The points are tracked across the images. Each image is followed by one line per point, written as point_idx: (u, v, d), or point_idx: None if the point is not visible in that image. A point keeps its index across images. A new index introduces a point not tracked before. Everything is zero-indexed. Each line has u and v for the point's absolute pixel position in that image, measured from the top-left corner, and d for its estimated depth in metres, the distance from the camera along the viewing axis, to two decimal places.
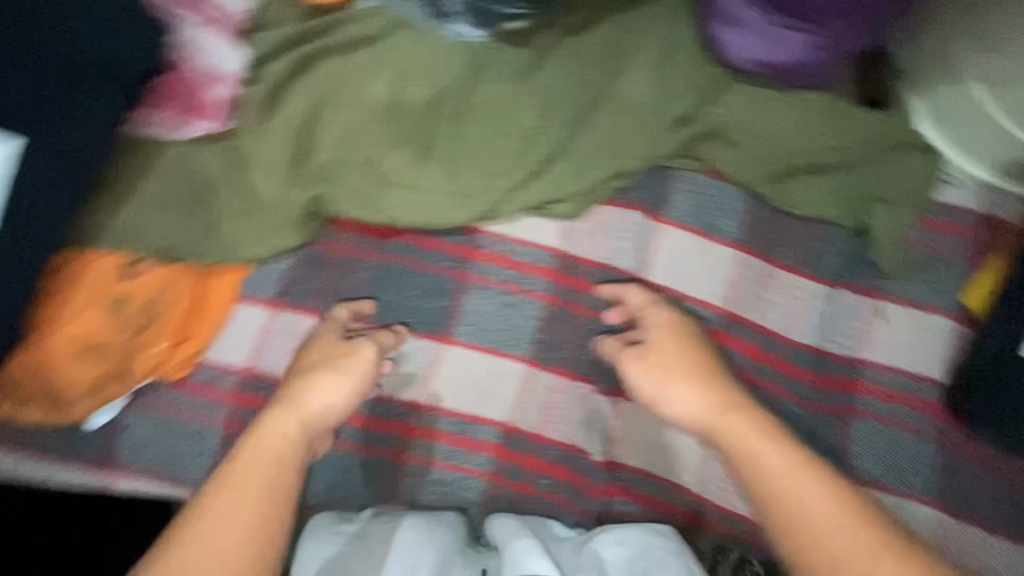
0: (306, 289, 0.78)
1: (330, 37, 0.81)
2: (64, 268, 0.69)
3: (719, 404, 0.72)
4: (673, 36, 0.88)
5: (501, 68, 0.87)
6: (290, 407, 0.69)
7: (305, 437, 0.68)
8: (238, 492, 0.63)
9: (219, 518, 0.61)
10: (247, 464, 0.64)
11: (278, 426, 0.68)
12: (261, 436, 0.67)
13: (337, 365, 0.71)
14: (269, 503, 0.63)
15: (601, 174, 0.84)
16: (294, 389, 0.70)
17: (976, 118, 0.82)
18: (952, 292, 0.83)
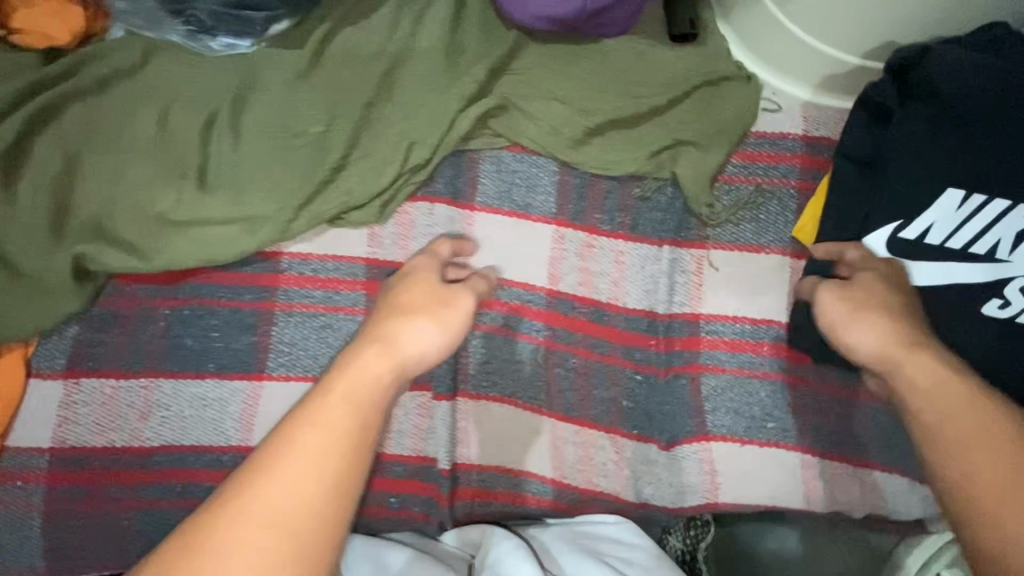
0: (104, 350, 0.75)
1: (72, 80, 0.75)
2: None
3: (896, 323, 0.63)
4: (454, 9, 0.82)
5: (276, 74, 0.80)
6: (384, 345, 0.60)
7: (398, 381, 0.59)
8: (334, 434, 0.52)
9: (301, 456, 0.50)
10: (354, 405, 0.54)
11: (371, 366, 0.58)
12: (349, 369, 0.57)
13: (450, 316, 0.65)
14: (357, 451, 0.52)
15: (397, 169, 0.78)
16: (395, 331, 0.62)
17: (778, 38, 0.77)
18: (782, 226, 0.78)
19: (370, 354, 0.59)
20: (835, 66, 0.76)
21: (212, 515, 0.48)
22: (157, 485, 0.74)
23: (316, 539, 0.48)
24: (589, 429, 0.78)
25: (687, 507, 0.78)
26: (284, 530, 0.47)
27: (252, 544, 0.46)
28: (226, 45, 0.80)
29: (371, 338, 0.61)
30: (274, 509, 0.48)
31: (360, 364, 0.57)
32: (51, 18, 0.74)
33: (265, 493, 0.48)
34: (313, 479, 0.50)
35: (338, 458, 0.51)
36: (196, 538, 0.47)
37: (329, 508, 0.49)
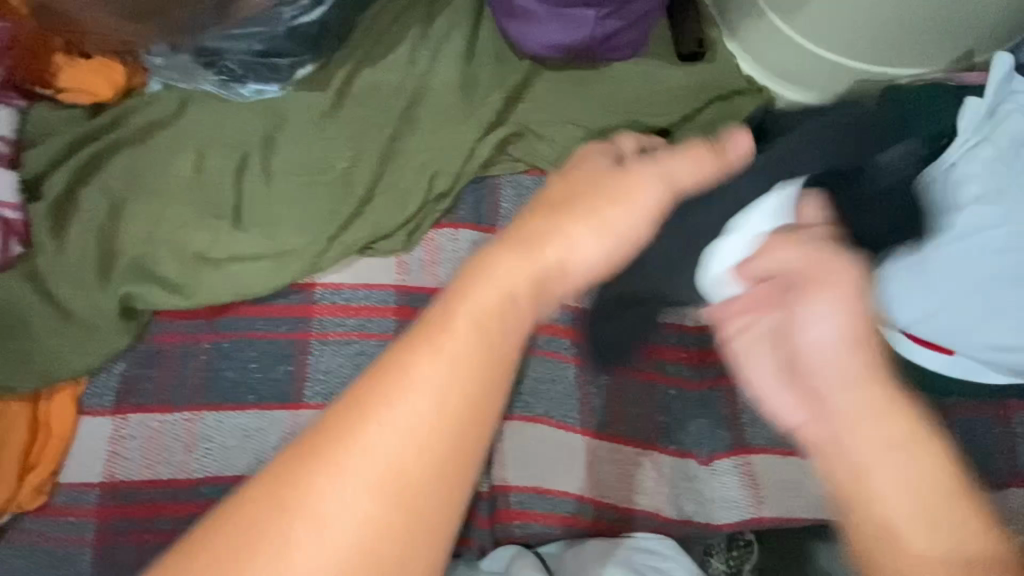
0: (139, 389, 0.76)
1: (118, 131, 0.80)
2: None
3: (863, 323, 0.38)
4: (469, 43, 0.87)
5: (305, 115, 0.85)
6: (536, 247, 0.37)
7: (538, 300, 0.37)
8: (472, 364, 0.33)
9: (414, 396, 0.32)
10: (491, 330, 0.34)
11: (512, 273, 0.36)
12: (477, 280, 0.35)
13: (616, 221, 0.39)
14: (480, 403, 0.33)
15: (424, 197, 0.81)
16: (547, 229, 0.38)
17: (783, 51, 0.79)
18: None
19: (512, 256, 0.36)
20: (846, 75, 0.78)
21: (286, 471, 0.31)
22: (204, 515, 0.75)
23: (445, 510, 0.32)
24: (623, 444, 0.78)
25: (732, 523, 0.75)
26: (398, 496, 0.31)
27: (358, 505, 0.30)
28: (256, 90, 0.85)
29: (512, 237, 0.37)
30: (377, 468, 0.31)
31: (498, 272, 0.35)
32: (97, 76, 0.81)
33: (368, 437, 0.31)
34: (438, 429, 0.32)
35: (462, 413, 0.32)
36: (275, 489, 0.31)
37: (464, 468, 0.32)
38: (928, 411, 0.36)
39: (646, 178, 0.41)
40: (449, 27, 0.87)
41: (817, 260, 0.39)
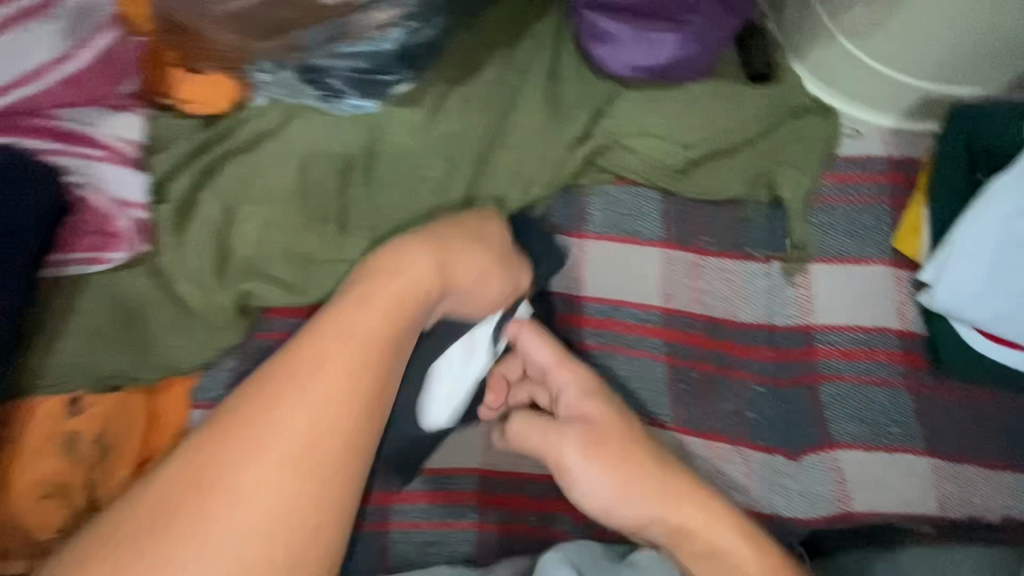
0: (233, 387, 0.77)
1: (230, 140, 0.84)
2: (12, 418, 0.67)
3: (623, 472, 0.71)
4: (554, 64, 0.94)
5: (401, 128, 0.90)
6: (387, 273, 0.66)
7: (430, 296, 0.67)
8: (367, 335, 0.62)
9: (280, 406, 0.57)
10: (390, 323, 0.63)
11: (386, 289, 0.65)
12: (361, 310, 0.63)
13: (502, 271, 0.72)
14: (368, 383, 0.60)
15: (517, 206, 0.88)
16: (456, 246, 0.69)
17: (856, 73, 0.85)
18: (884, 239, 0.83)
19: (413, 253, 0.67)
20: (918, 94, 0.83)
21: (201, 451, 0.56)
22: None
23: (351, 430, 0.58)
24: (715, 440, 0.80)
25: (817, 516, 0.79)
26: (352, 397, 0.59)
27: (255, 470, 0.55)
28: (354, 106, 0.89)
29: (422, 239, 0.69)
30: (313, 397, 0.58)
31: (401, 277, 0.66)
32: (212, 89, 0.84)
33: (304, 378, 0.58)
34: (350, 372, 0.59)
35: (353, 393, 0.59)
36: (220, 449, 0.56)
37: (361, 399, 0.59)
38: (690, 474, 0.73)
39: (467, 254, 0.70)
40: (533, 53, 0.94)
41: (554, 431, 0.73)
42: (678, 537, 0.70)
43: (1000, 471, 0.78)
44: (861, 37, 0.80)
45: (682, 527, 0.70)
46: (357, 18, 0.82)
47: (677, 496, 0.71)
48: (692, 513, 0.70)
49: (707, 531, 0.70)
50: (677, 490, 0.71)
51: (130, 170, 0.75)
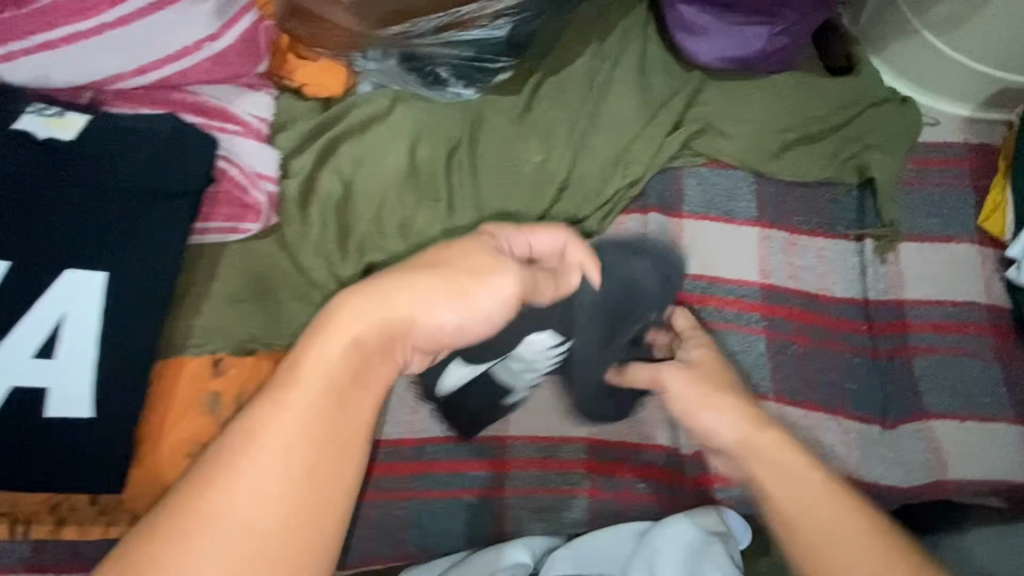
0: None
1: (346, 122, 0.88)
2: (159, 381, 0.69)
3: (745, 411, 0.59)
4: (643, 54, 0.98)
5: (501, 114, 0.94)
6: (332, 318, 0.53)
7: (381, 351, 0.53)
8: (314, 406, 0.50)
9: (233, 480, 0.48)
10: (348, 372, 0.52)
11: (331, 338, 0.52)
12: (314, 357, 0.52)
13: (467, 290, 0.55)
14: (332, 442, 0.50)
15: (617, 185, 0.91)
16: (384, 282, 0.54)
17: (935, 65, 0.90)
18: (966, 220, 0.88)
19: (354, 312, 0.53)
20: (995, 83, 0.88)
21: (137, 548, 0.45)
22: (431, 473, 0.82)
23: (318, 501, 0.49)
24: (814, 410, 0.83)
25: (914, 485, 0.81)
26: (305, 479, 0.49)
27: (206, 563, 0.45)
28: (454, 94, 0.94)
29: (359, 290, 0.54)
30: (261, 489, 0.48)
31: (348, 318, 0.52)
32: (328, 74, 0.90)
33: (246, 466, 0.48)
34: (304, 451, 0.49)
35: (316, 452, 0.49)
36: (159, 546, 0.45)
37: (317, 480, 0.49)
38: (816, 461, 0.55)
39: (424, 275, 0.55)
40: (622, 43, 0.98)
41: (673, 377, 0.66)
42: (752, 458, 0.56)
43: None
44: (945, 30, 0.86)
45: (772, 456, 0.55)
46: (471, 10, 0.84)
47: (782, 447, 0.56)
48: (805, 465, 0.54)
49: (809, 497, 0.52)
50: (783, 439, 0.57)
51: (264, 146, 0.78)
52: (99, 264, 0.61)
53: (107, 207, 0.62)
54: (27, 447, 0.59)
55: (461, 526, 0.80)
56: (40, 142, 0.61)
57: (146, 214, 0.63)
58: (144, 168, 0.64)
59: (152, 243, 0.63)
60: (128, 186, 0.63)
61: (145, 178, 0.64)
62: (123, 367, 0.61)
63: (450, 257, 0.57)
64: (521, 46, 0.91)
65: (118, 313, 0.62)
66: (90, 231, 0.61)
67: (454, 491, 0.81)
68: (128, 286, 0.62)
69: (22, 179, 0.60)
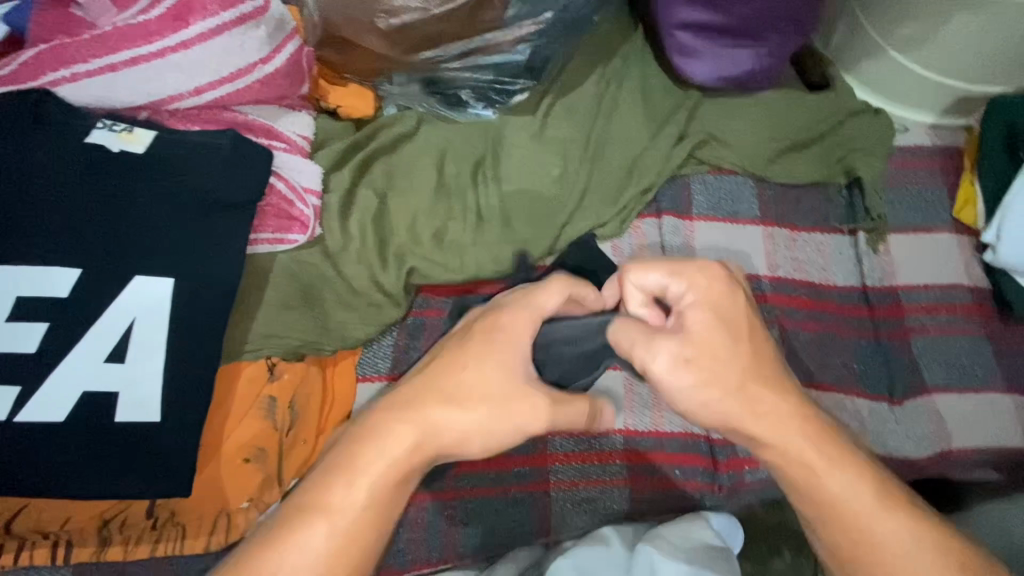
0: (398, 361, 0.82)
1: (378, 139, 0.94)
2: (219, 383, 0.74)
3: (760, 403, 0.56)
4: (644, 75, 1.08)
5: (519, 131, 1.01)
6: (377, 441, 0.51)
7: (420, 467, 0.52)
8: (325, 535, 0.48)
9: None
10: (379, 502, 0.50)
11: (373, 463, 0.50)
12: (347, 479, 0.50)
13: (511, 407, 0.54)
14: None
15: (632, 194, 0.98)
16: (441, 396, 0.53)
17: (902, 79, 1.02)
18: (943, 212, 0.98)
19: (396, 440, 0.51)
20: (955, 94, 1.01)
21: None
22: (473, 473, 0.80)
23: None
24: (829, 390, 0.89)
25: (921, 456, 0.87)
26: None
27: None
28: (475, 114, 1.01)
29: (412, 408, 0.52)
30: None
31: (389, 446, 0.51)
32: (360, 98, 0.96)
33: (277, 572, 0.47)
34: (336, 546, 0.48)
35: None
36: None
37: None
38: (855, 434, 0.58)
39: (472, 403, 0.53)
40: (624, 67, 1.08)
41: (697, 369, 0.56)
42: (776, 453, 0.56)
43: None
44: (907, 48, 0.98)
45: (810, 469, 0.54)
46: (494, 36, 0.92)
47: (825, 454, 0.55)
48: (837, 485, 0.54)
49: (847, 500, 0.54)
50: (834, 446, 0.55)
51: (309, 162, 0.82)
52: (165, 272, 0.63)
53: (172, 219, 0.65)
54: (101, 448, 0.60)
55: (508, 524, 0.80)
56: (115, 155, 0.65)
57: (208, 224, 0.66)
58: (206, 182, 0.67)
59: (214, 251, 0.66)
60: (199, 195, 0.67)
61: (216, 187, 0.67)
62: (186, 373, 0.62)
63: (495, 359, 0.55)
64: (537, 69, 0.99)
65: (181, 320, 0.63)
66: (156, 240, 0.64)
67: (493, 490, 0.80)
68: (189, 293, 0.64)
69: (97, 192, 0.64)
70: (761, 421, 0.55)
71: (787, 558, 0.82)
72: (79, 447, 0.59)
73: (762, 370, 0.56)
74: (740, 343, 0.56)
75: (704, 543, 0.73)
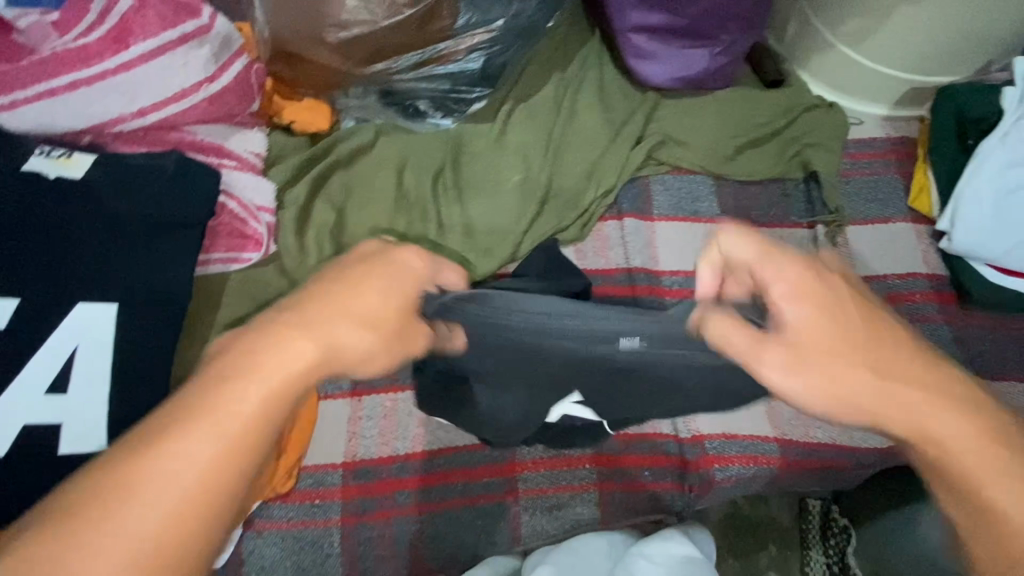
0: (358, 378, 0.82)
1: (334, 153, 0.93)
2: None
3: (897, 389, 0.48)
4: (602, 78, 1.08)
5: (478, 139, 1.01)
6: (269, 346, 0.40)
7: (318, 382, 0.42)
8: (184, 470, 0.36)
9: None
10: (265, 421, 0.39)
11: (262, 370, 0.40)
12: (221, 394, 0.38)
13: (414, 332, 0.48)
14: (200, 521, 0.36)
15: (593, 196, 0.98)
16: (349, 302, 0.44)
17: (853, 73, 1.03)
18: (899, 202, 1.00)
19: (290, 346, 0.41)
20: (904, 86, 1.03)
21: None
22: (441, 486, 0.79)
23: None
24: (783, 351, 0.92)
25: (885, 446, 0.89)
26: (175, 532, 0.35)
27: None
28: (434, 124, 1.01)
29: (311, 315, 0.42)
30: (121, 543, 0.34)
31: (277, 354, 0.40)
32: (315, 113, 0.96)
33: (111, 521, 0.34)
34: (190, 486, 0.36)
35: (179, 531, 0.35)
36: None
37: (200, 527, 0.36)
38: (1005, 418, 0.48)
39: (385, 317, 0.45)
40: (581, 72, 1.08)
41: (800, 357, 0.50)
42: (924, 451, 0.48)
43: None
44: (856, 43, 0.99)
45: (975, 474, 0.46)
46: (447, 46, 0.91)
47: (998, 458, 0.46)
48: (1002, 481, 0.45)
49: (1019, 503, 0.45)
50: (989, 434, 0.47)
51: (261, 179, 0.81)
52: (109, 298, 0.62)
53: (116, 243, 0.64)
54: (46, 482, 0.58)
55: (478, 534, 0.79)
56: (51, 181, 0.64)
57: (154, 247, 0.65)
58: (150, 204, 0.66)
59: (162, 275, 0.65)
60: (142, 217, 0.66)
61: (160, 208, 0.66)
62: (137, 400, 0.62)
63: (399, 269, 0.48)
64: (493, 77, 0.99)
65: (129, 345, 0.62)
66: (98, 265, 0.62)
67: (464, 501, 0.80)
68: (137, 318, 0.63)
69: (34, 220, 0.62)
70: (911, 420, 0.48)
71: (772, 551, 0.97)
72: (18, 486, 0.57)
73: (898, 362, 0.49)
74: (864, 337, 0.49)
75: (687, 558, 0.74)
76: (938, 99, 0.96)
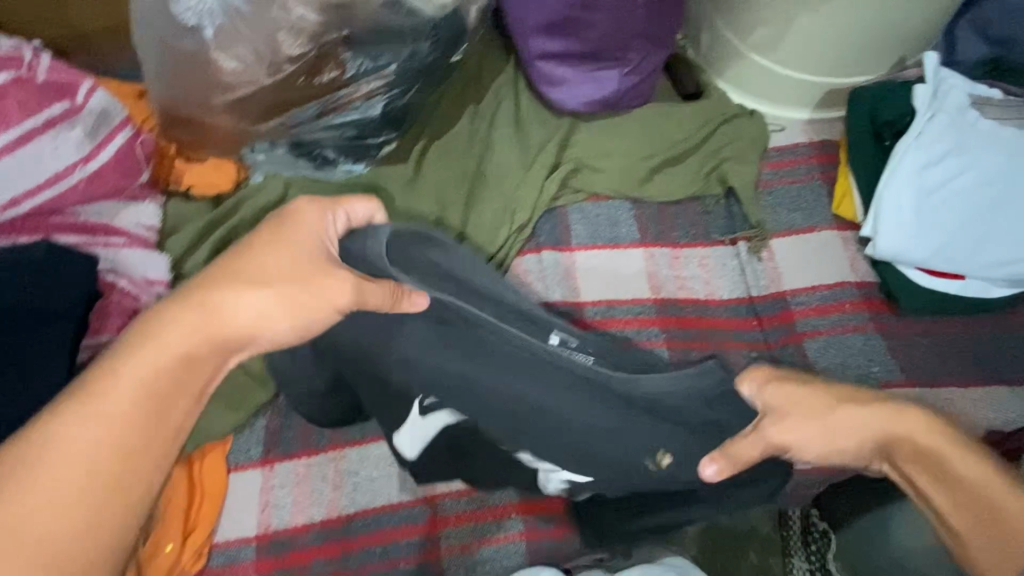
0: (269, 445, 0.81)
1: (239, 214, 0.92)
2: None
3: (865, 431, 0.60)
4: (517, 105, 1.06)
5: (391, 183, 1.00)
6: (191, 307, 0.51)
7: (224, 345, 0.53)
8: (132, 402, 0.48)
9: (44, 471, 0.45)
10: (190, 368, 0.51)
11: (187, 330, 0.51)
12: (155, 344, 0.50)
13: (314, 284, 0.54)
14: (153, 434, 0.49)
15: (510, 231, 0.96)
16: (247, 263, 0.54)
17: (770, 80, 1.01)
18: (824, 210, 0.97)
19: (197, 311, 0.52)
20: (822, 89, 1.00)
21: None
22: (359, 551, 0.77)
23: (127, 486, 0.47)
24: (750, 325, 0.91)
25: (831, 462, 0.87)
26: (105, 494, 0.46)
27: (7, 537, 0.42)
28: (347, 170, 0.99)
29: (223, 280, 0.53)
30: (43, 518, 0.44)
31: (188, 320, 0.51)
32: (215, 173, 0.95)
33: (74, 436, 0.46)
34: (100, 461, 0.46)
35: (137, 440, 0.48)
36: None
37: (120, 492, 0.47)
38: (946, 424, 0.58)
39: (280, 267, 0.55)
40: (496, 102, 1.06)
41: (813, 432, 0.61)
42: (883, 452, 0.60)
43: (976, 389, 0.88)
44: (767, 50, 0.97)
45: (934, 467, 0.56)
46: (344, 94, 0.89)
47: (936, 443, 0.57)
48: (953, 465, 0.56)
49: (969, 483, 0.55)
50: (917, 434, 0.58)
51: (154, 252, 0.80)
52: None
53: None
54: None
55: None
56: None
57: (26, 339, 0.65)
58: (21, 296, 0.65)
59: (35, 368, 0.64)
60: (9, 309, 0.65)
61: (31, 298, 0.66)
62: None
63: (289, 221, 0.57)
64: (400, 120, 0.97)
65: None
66: None
67: (386, 565, 0.77)
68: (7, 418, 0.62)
69: None
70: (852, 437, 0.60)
71: (754, 560, 0.85)
72: None
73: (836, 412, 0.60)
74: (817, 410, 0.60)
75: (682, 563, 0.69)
76: (853, 103, 0.94)
